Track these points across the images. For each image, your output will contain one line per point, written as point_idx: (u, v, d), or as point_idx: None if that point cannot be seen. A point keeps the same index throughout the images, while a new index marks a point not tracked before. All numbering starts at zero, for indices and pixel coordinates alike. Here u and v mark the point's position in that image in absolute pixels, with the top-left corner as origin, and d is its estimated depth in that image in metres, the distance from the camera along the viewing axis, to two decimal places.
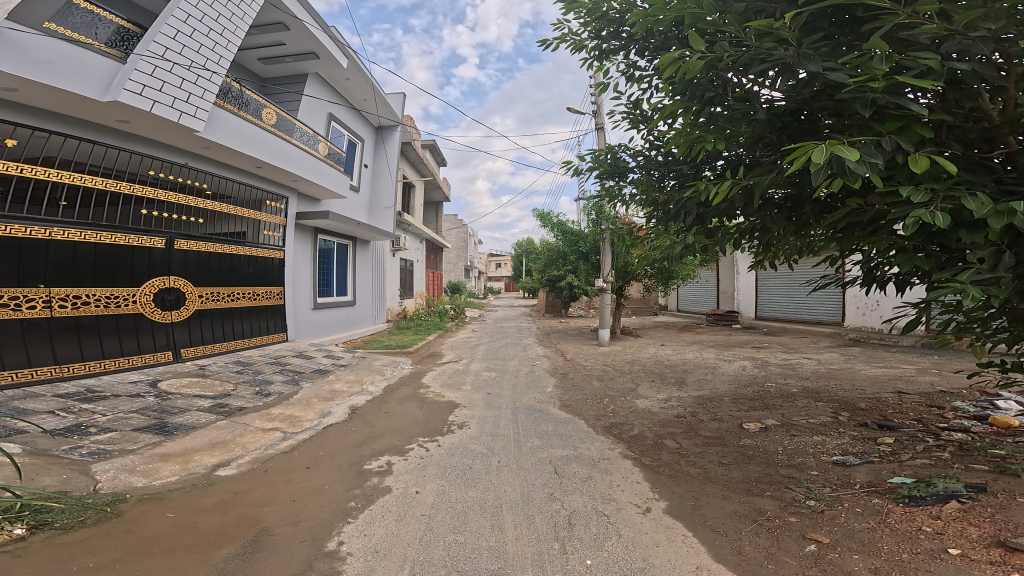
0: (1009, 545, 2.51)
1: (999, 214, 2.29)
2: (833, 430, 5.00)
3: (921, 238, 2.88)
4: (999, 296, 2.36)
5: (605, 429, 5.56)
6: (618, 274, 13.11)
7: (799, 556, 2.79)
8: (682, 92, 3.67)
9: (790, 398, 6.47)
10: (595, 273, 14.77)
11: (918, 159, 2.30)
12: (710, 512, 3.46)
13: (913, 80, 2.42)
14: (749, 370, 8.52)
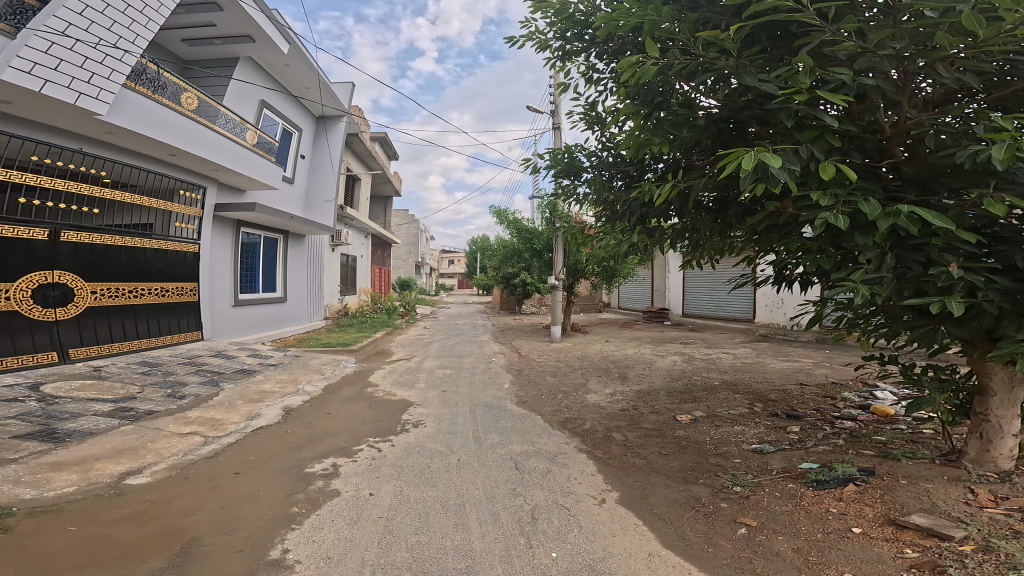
0: (900, 523, 2.84)
1: (886, 216, 2.54)
2: (750, 420, 5.42)
3: (824, 240, 3.13)
4: (883, 293, 2.63)
5: (560, 424, 5.67)
6: (568, 272, 13.37)
7: (734, 540, 3.00)
8: (635, 96, 3.83)
9: (713, 390, 6.94)
10: (548, 271, 14.96)
11: (828, 167, 2.51)
12: (656, 500, 3.64)
13: (829, 93, 2.66)
14: (679, 364, 9.03)
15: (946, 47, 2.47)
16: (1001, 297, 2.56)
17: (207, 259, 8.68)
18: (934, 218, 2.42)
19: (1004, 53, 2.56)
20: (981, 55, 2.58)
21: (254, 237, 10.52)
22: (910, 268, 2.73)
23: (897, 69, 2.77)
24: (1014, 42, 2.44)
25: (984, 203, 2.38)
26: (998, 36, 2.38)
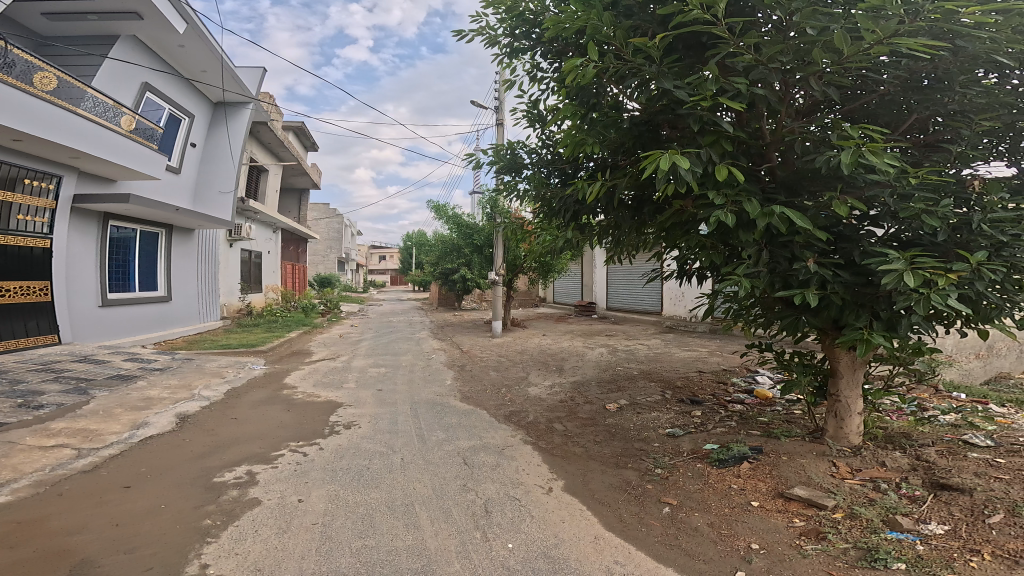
0: (788, 495, 3.16)
1: (765, 215, 2.83)
2: (663, 407, 5.48)
3: (715, 238, 3.44)
4: (760, 285, 2.98)
5: (506, 417, 5.48)
6: (509, 267, 13.12)
7: (661, 518, 3.16)
8: (573, 96, 3.86)
9: (633, 379, 6.89)
10: (489, 267, 14.49)
11: (724, 168, 2.75)
12: (595, 486, 3.73)
13: (729, 101, 2.91)
14: (607, 356, 8.91)
15: (820, 61, 2.71)
16: (844, 289, 2.95)
17: (62, 256, 7.67)
18: (801, 216, 2.73)
19: (853, 72, 2.85)
20: (842, 73, 2.85)
21: (129, 231, 9.41)
22: (779, 262, 3.10)
23: (780, 80, 3.01)
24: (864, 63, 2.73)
25: (832, 203, 2.72)
26: (855, 58, 2.65)
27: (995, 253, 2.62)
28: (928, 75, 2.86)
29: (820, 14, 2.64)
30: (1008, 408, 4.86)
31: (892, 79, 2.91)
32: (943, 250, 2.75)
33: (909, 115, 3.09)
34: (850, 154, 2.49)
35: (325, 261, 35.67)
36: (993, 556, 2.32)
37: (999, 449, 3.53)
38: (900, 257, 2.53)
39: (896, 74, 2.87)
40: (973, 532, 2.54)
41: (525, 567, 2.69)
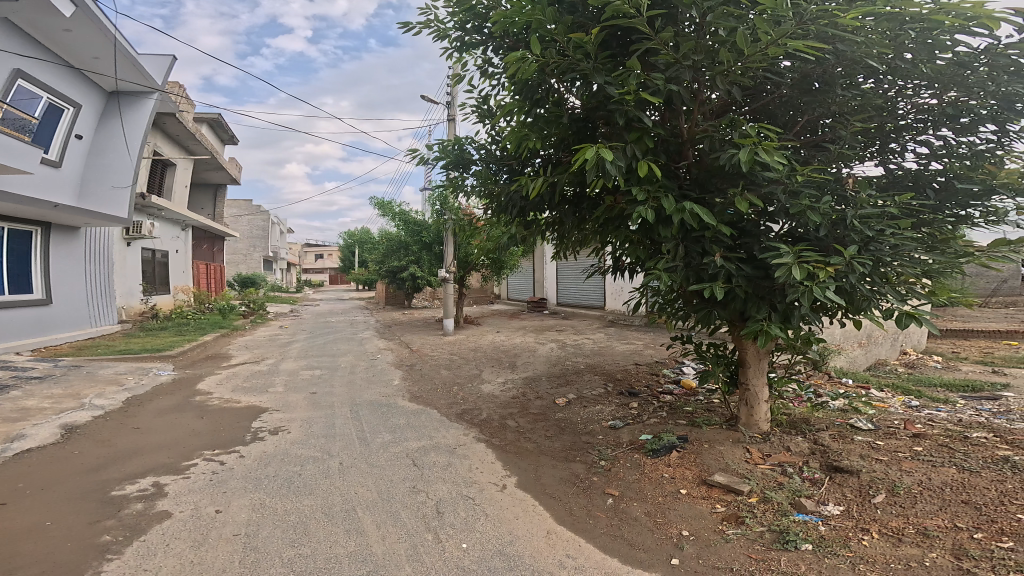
0: (710, 482, 3.19)
1: (677, 211, 2.81)
2: (607, 399, 5.57)
3: (643, 234, 3.43)
4: (676, 281, 2.98)
5: (457, 416, 5.30)
6: (460, 265, 12.73)
7: (607, 510, 3.15)
8: (517, 92, 3.63)
9: (580, 372, 6.97)
10: (439, 265, 13.96)
11: (645, 165, 2.78)
12: (548, 480, 3.70)
13: (649, 95, 2.87)
14: (558, 351, 8.96)
15: (729, 61, 2.73)
16: (747, 282, 3.03)
17: None
18: (708, 213, 2.79)
19: (753, 71, 2.86)
20: (745, 72, 2.88)
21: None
22: (692, 257, 3.12)
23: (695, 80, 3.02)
24: (765, 64, 2.79)
25: (734, 200, 2.75)
26: (755, 58, 2.68)
27: (865, 249, 2.67)
28: (821, 78, 2.93)
29: (728, 13, 2.68)
30: (885, 393, 5.23)
31: (787, 80, 2.97)
32: (823, 244, 2.80)
33: (800, 116, 3.17)
34: (749, 151, 2.57)
35: (247, 259, 32.87)
36: (880, 534, 2.44)
37: (879, 432, 3.78)
38: (790, 253, 2.62)
39: (790, 74, 2.93)
40: (864, 511, 2.68)
41: (480, 566, 2.59)
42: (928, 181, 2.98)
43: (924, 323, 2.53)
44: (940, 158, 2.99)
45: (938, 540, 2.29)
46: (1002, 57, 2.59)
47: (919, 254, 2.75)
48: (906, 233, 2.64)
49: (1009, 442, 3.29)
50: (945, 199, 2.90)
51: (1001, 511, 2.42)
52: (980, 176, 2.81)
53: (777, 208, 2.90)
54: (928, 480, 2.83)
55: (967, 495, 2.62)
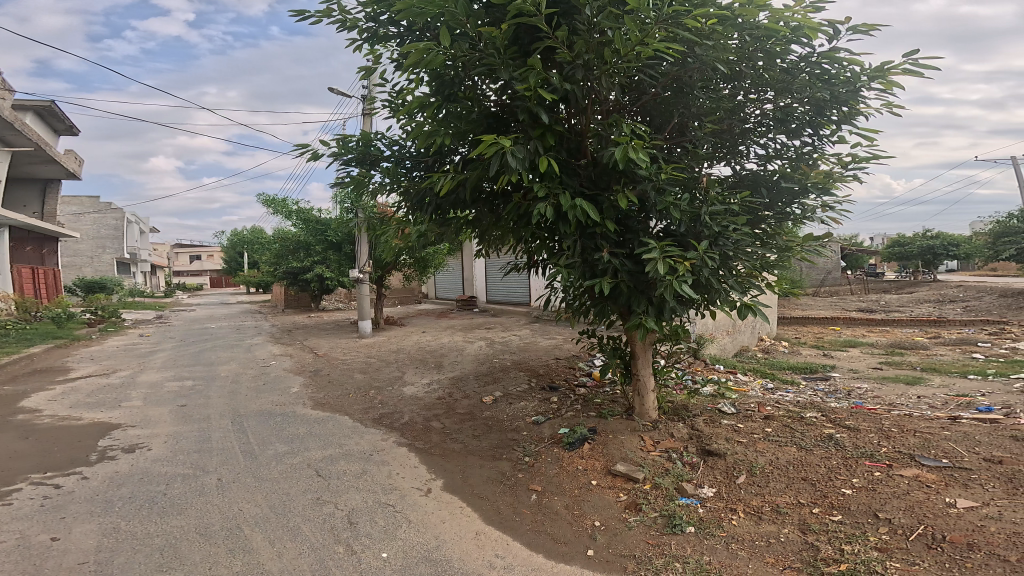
0: (615, 472, 3.19)
1: (571, 205, 2.80)
2: (531, 395, 5.53)
3: (550, 231, 3.28)
4: (568, 276, 2.99)
5: (375, 422, 4.90)
6: (377, 265, 11.75)
7: (531, 506, 3.07)
8: (427, 83, 3.23)
9: (507, 370, 6.90)
10: (350, 265, 12.59)
11: (545, 160, 2.71)
12: (475, 480, 3.53)
13: (544, 91, 2.75)
14: (486, 349, 8.76)
15: (610, 60, 2.74)
16: (628, 276, 3.08)
17: None
18: (595, 209, 2.81)
19: (631, 71, 2.87)
20: (625, 69, 2.89)
21: None
22: (588, 252, 3.12)
23: (589, 82, 2.97)
24: (641, 64, 2.83)
25: (616, 195, 2.81)
26: (632, 57, 2.71)
27: (714, 243, 2.87)
28: (687, 82, 3.03)
29: (614, 12, 2.67)
30: (748, 376, 5.60)
31: (659, 81, 3.04)
32: (682, 239, 2.97)
33: (671, 116, 3.26)
34: (622, 149, 2.64)
35: (94, 261, 27.54)
36: (745, 513, 2.61)
37: (739, 415, 3.93)
38: (657, 247, 2.75)
39: (661, 77, 3.01)
40: (732, 493, 2.83)
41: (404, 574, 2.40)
42: (765, 181, 3.14)
43: (755, 312, 2.87)
44: (773, 159, 3.22)
45: (788, 517, 2.51)
46: (817, 66, 2.94)
47: (750, 249, 2.94)
48: (738, 229, 2.87)
49: (834, 421, 3.58)
50: (776, 197, 3.12)
51: (831, 486, 2.68)
52: (800, 176, 3.10)
53: (648, 205, 2.96)
54: (776, 459, 3.03)
55: (805, 472, 2.85)
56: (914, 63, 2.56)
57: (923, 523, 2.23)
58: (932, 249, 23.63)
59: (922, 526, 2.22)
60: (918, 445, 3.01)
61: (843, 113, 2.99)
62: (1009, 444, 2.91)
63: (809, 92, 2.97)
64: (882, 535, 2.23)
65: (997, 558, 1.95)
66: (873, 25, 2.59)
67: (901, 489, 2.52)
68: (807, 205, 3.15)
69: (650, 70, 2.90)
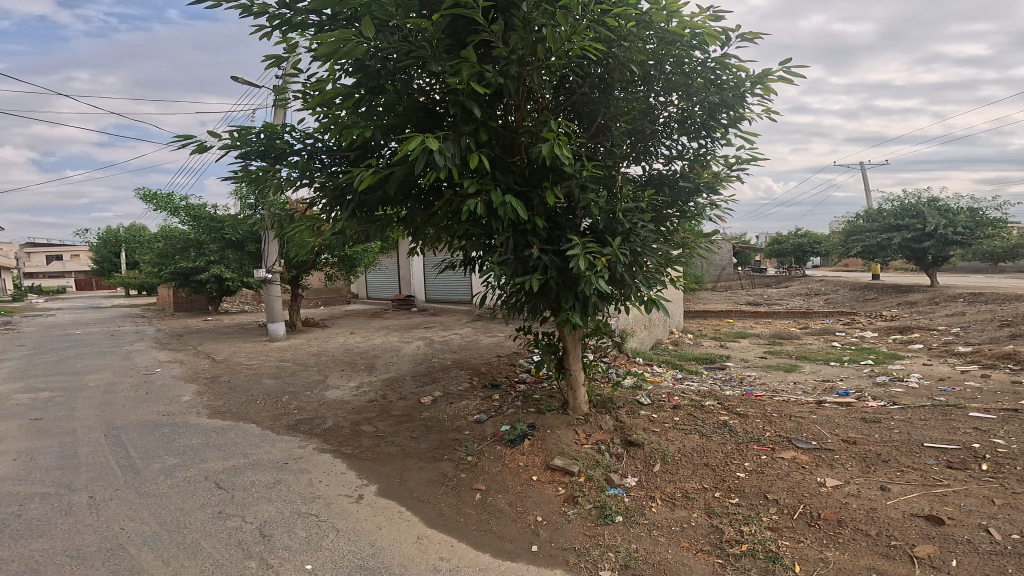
0: (554, 466, 3.15)
1: (502, 203, 2.70)
2: (473, 394, 5.08)
3: (480, 228, 3.10)
4: (502, 275, 2.88)
5: (289, 428, 4.45)
6: (290, 264, 10.80)
7: (476, 505, 2.93)
8: (348, 69, 2.88)
9: (445, 368, 6.48)
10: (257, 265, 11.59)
11: (475, 157, 2.52)
12: (416, 482, 3.29)
13: (475, 84, 2.57)
14: (423, 350, 8.29)
15: (543, 57, 2.71)
16: (557, 273, 3.06)
17: None
18: (525, 207, 2.73)
19: (562, 68, 2.88)
20: (557, 67, 2.86)
21: None
22: (520, 248, 3.05)
23: (520, 77, 2.86)
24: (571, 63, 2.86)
25: (546, 193, 2.78)
26: (563, 56, 2.74)
27: (626, 240, 2.98)
28: (608, 82, 3.13)
29: (548, 10, 2.66)
30: (661, 367, 6.00)
31: (585, 81, 3.13)
32: (601, 235, 3.06)
33: (597, 114, 3.29)
34: (548, 146, 2.62)
35: None
36: (662, 501, 2.73)
37: (653, 405, 4.15)
38: (578, 243, 2.81)
39: (587, 76, 3.12)
40: (650, 481, 2.95)
41: None
42: (669, 180, 3.35)
43: (659, 307, 3.02)
44: (676, 160, 3.41)
45: (695, 502, 2.67)
46: (711, 70, 3.15)
47: (655, 246, 3.08)
48: (646, 227, 3.01)
49: (726, 408, 3.92)
50: (677, 196, 3.30)
51: (728, 470, 2.89)
52: (696, 176, 3.33)
53: (574, 202, 2.99)
54: (683, 446, 3.22)
55: (707, 458, 3.05)
56: (786, 71, 2.80)
57: (802, 502, 2.48)
58: (802, 247, 27.27)
59: (802, 505, 2.46)
60: (793, 427, 3.37)
61: (731, 117, 3.23)
62: (863, 425, 3.35)
63: (703, 95, 3.17)
64: (772, 514, 2.45)
65: (859, 532, 2.21)
66: (756, 34, 2.83)
67: (781, 471, 2.79)
68: (698, 204, 3.35)
69: (579, 71, 2.97)
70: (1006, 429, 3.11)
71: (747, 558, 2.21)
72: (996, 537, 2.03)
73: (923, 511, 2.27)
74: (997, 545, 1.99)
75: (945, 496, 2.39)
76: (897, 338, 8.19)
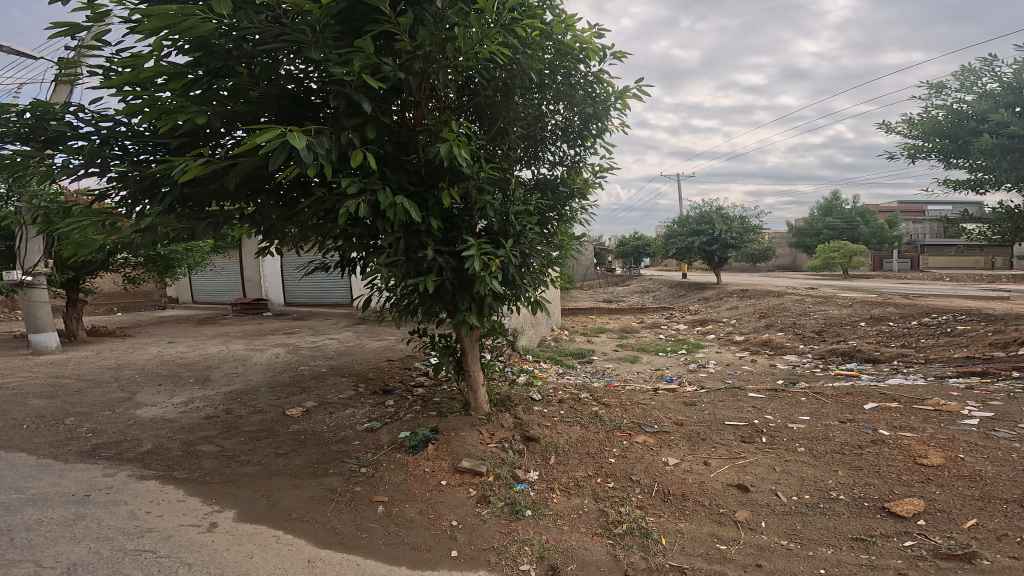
0: (462, 468, 2.95)
1: (391, 204, 2.42)
2: (359, 401, 4.52)
3: (361, 229, 2.73)
4: (393, 276, 2.61)
5: (86, 455, 3.55)
6: (61, 265, 8.08)
7: (377, 519, 2.58)
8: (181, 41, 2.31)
9: (321, 377, 5.57)
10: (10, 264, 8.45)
11: (358, 154, 2.21)
12: (291, 502, 2.79)
13: (368, 77, 2.20)
14: (284, 356, 7.07)
15: (452, 57, 2.50)
16: (453, 274, 2.90)
17: None
18: (418, 208, 2.53)
19: (468, 69, 2.71)
20: (464, 68, 2.70)
21: None
22: (413, 247, 2.80)
23: (420, 73, 2.61)
24: (478, 65, 2.72)
25: (444, 194, 2.59)
26: (471, 58, 2.57)
27: (517, 242, 3.03)
28: (509, 87, 3.09)
29: (462, 10, 2.51)
30: (547, 364, 6.25)
31: (490, 83, 3.07)
32: (495, 237, 3.02)
33: (497, 118, 3.27)
34: (446, 145, 2.43)
35: None
36: (562, 491, 2.79)
37: (545, 401, 4.29)
38: (473, 243, 2.72)
39: (491, 80, 3.06)
40: (551, 472, 3.00)
41: None
42: (552, 185, 3.49)
43: (545, 307, 3.15)
44: (557, 166, 3.58)
45: (586, 489, 2.79)
46: (589, 85, 3.35)
47: (541, 247, 3.18)
48: (533, 229, 3.09)
49: (597, 399, 4.24)
50: (558, 200, 3.47)
51: (603, 456, 3.12)
52: (573, 181, 3.55)
53: (471, 204, 2.91)
54: (570, 437, 3.36)
55: (588, 446, 3.25)
56: (641, 90, 3.09)
57: (656, 481, 2.78)
58: (639, 249, 31.65)
59: (656, 483, 2.76)
60: (640, 414, 3.79)
61: (600, 128, 3.49)
62: (683, 408, 3.93)
63: (581, 107, 3.38)
64: (641, 494, 2.69)
65: (698, 504, 2.55)
66: (625, 53, 3.09)
67: (636, 455, 3.09)
68: (572, 208, 3.58)
69: (484, 74, 2.90)
70: (772, 407, 3.90)
71: (628, 536, 2.37)
72: (783, 499, 2.51)
73: (733, 481, 2.72)
74: (787, 506, 2.46)
75: (745, 466, 2.88)
76: (698, 330, 9.89)
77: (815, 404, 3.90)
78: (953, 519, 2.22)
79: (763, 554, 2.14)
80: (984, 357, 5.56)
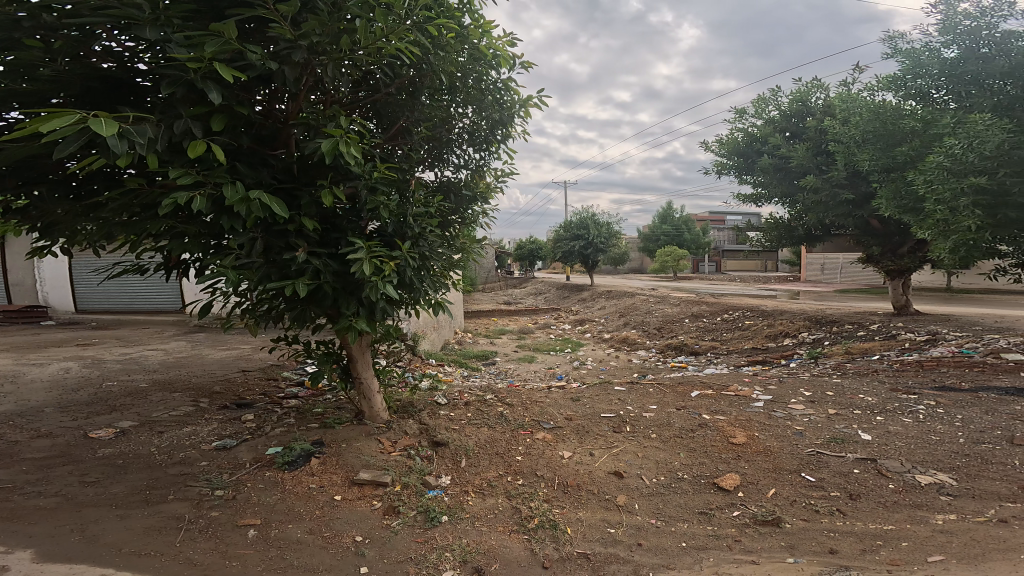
0: (360, 480, 2.78)
1: (241, 201, 2.16)
2: (199, 418, 3.92)
3: (197, 226, 2.38)
4: (243, 280, 2.35)
5: None
6: None
7: (250, 544, 2.33)
8: None
9: (139, 394, 4.69)
10: None
11: (199, 146, 1.96)
12: (111, 536, 2.37)
13: (222, 65, 1.93)
14: (77, 372, 5.75)
15: (348, 50, 2.35)
16: (334, 277, 2.67)
17: None
18: (281, 205, 2.31)
19: (368, 64, 2.59)
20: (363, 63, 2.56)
21: None
22: (275, 247, 2.54)
23: (305, 64, 2.42)
24: (381, 61, 2.60)
25: (320, 191, 2.42)
26: (372, 53, 2.46)
27: (416, 244, 2.93)
28: (417, 86, 3.02)
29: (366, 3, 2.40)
30: (452, 367, 6.20)
31: (394, 81, 2.95)
32: (388, 239, 2.90)
33: (399, 116, 3.17)
34: (330, 142, 2.26)
35: None
36: (475, 493, 2.77)
37: (451, 404, 4.26)
38: (363, 246, 2.56)
39: (396, 77, 2.94)
40: (462, 476, 2.95)
41: None
42: (455, 188, 3.46)
43: (445, 310, 3.10)
44: (461, 169, 3.57)
45: (495, 490, 2.79)
46: (496, 90, 3.36)
47: (441, 250, 3.13)
48: (433, 232, 3.02)
49: (502, 400, 4.29)
50: (460, 204, 3.45)
51: (510, 455, 3.16)
52: (477, 185, 3.56)
53: (359, 204, 2.75)
54: (477, 439, 3.36)
55: (495, 447, 3.26)
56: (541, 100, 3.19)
57: (556, 474, 2.89)
58: (533, 251, 32.53)
59: (558, 477, 2.86)
60: (538, 412, 3.90)
61: (505, 134, 3.54)
62: (571, 404, 4.14)
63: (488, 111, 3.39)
64: (543, 489, 2.77)
65: (588, 491, 2.71)
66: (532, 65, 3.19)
67: (538, 452, 3.17)
68: (473, 211, 3.58)
69: (389, 70, 2.78)
70: (630, 397, 4.27)
71: (541, 529, 2.42)
72: (647, 481, 2.77)
73: (610, 468, 2.92)
74: (650, 488, 2.72)
75: (619, 454, 3.10)
76: (578, 330, 10.52)
77: (659, 394, 4.35)
78: (760, 490, 2.62)
79: (643, 534, 2.35)
80: (762, 347, 6.90)
